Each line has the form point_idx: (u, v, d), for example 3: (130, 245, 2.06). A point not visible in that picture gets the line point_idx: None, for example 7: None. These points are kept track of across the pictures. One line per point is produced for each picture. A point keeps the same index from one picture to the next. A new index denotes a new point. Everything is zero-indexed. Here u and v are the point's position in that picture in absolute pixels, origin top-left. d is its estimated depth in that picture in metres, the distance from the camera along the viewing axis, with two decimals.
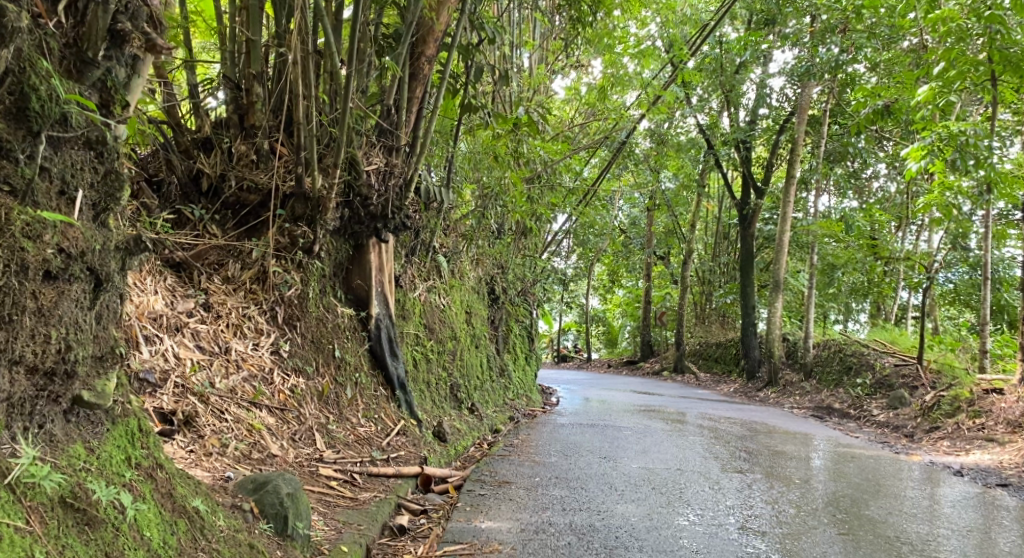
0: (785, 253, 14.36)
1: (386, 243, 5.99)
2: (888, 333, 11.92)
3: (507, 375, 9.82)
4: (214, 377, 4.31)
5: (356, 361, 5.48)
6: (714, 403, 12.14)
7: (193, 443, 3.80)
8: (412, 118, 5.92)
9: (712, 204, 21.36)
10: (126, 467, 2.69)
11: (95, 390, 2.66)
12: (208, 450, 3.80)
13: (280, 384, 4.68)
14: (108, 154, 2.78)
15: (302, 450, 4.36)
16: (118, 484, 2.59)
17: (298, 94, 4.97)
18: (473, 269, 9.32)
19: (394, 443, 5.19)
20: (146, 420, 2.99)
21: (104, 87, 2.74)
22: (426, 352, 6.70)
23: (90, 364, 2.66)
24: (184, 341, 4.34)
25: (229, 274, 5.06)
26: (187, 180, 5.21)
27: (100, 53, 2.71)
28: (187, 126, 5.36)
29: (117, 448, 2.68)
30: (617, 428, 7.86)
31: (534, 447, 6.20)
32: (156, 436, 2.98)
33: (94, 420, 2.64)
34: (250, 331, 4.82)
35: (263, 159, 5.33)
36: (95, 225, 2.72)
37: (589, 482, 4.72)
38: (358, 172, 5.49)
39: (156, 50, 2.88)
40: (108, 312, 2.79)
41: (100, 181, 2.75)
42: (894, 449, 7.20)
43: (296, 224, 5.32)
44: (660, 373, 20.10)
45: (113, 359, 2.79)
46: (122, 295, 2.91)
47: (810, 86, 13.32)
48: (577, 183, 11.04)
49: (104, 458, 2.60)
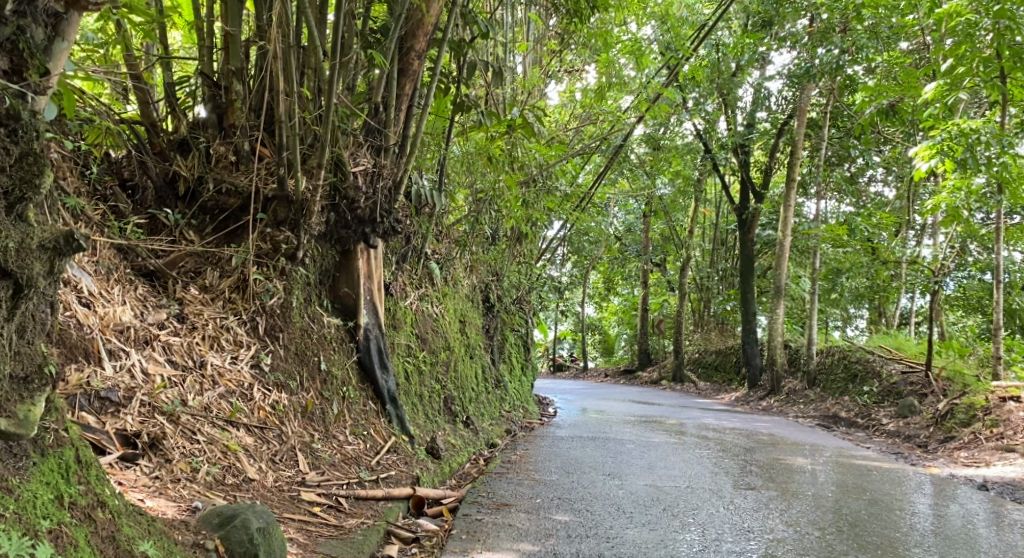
0: (786, 259, 14.09)
1: (375, 248, 5.65)
2: (893, 339, 11.61)
3: (503, 386, 9.48)
4: (186, 394, 3.98)
5: (344, 374, 5.15)
6: (715, 413, 11.81)
7: (159, 468, 3.48)
8: (401, 116, 5.60)
9: (709, 209, 21.08)
10: (54, 509, 2.44)
11: (16, 418, 2.43)
12: (175, 476, 3.49)
13: (260, 399, 4.35)
14: (22, 131, 2.55)
15: (282, 473, 4.03)
16: (37, 534, 2.33)
17: (278, 91, 4.70)
18: (467, 276, 9.00)
19: (385, 462, 4.86)
20: (88, 449, 2.77)
21: (13, 48, 2.50)
22: (419, 364, 6.37)
23: (9, 386, 2.48)
24: (154, 356, 4.00)
25: (207, 282, 4.72)
26: (163, 184, 4.91)
27: (8, 9, 2.49)
28: (164, 127, 5.09)
29: (44, 484, 2.46)
30: (618, 441, 7.53)
31: (533, 463, 5.86)
32: (100, 468, 2.76)
33: (17, 453, 2.44)
34: (228, 344, 4.48)
35: (243, 161, 5.02)
36: (10, 219, 2.53)
37: (595, 504, 4.40)
38: (344, 173, 5.17)
39: (78, 3, 2.62)
40: (33, 324, 2.62)
41: (15, 164, 2.54)
42: (910, 461, 6.88)
43: (279, 229, 4.99)
44: (658, 382, 19.76)
45: (40, 380, 2.59)
46: (54, 306, 2.73)
47: (809, 88, 13.01)
48: (572, 188, 10.71)
49: (26, 499, 2.38)
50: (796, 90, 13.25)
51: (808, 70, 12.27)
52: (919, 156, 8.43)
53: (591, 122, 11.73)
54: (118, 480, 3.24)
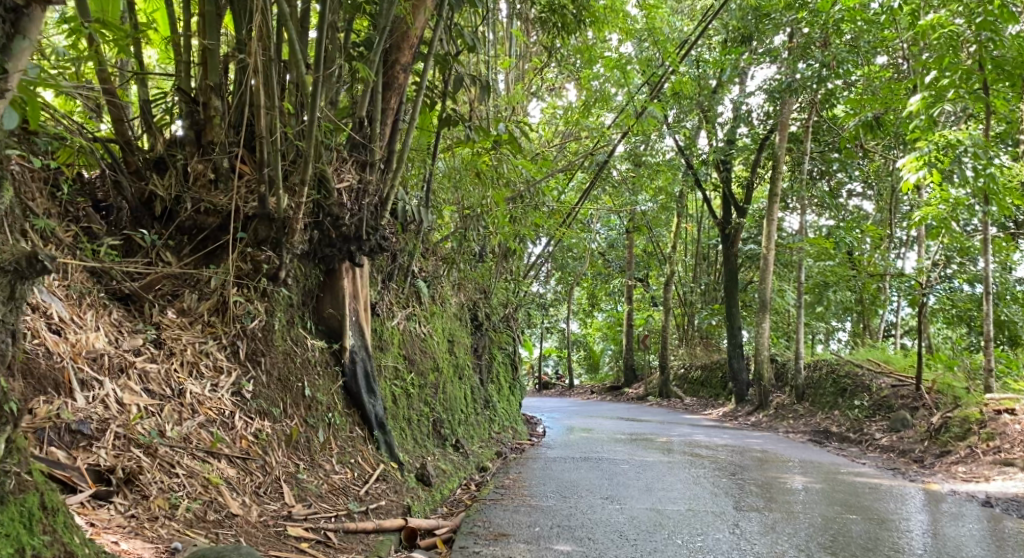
0: (771, 274, 14.04)
1: (361, 267, 5.46)
2: (881, 352, 11.54)
3: (491, 407, 9.28)
4: (164, 424, 3.77)
5: (330, 399, 4.95)
6: (705, 430, 11.67)
7: (135, 506, 3.28)
8: (387, 131, 5.45)
9: (692, 225, 21.05)
10: None
11: None
12: (152, 514, 3.28)
13: (243, 428, 4.14)
14: None
15: (267, 507, 3.83)
16: None
17: (259, 106, 4.53)
18: (453, 294, 8.83)
19: (374, 491, 4.66)
20: (56, 493, 2.68)
21: None
22: (407, 386, 6.17)
23: None
24: (130, 385, 3.77)
25: (185, 305, 4.51)
26: (138, 204, 4.72)
27: None
28: (139, 146, 4.90)
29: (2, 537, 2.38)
30: (611, 462, 7.37)
31: (527, 487, 5.68)
32: (69, 515, 2.68)
33: None
34: (208, 370, 4.27)
35: (222, 179, 4.85)
36: None
37: (595, 531, 4.23)
38: (328, 190, 5.00)
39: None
40: None
41: None
42: (907, 477, 6.76)
43: (260, 249, 4.80)
44: (645, 399, 19.61)
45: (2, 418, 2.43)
46: (17, 334, 2.55)
47: (790, 102, 13.00)
48: (557, 205, 10.57)
49: None
50: (777, 105, 13.25)
51: (790, 84, 12.22)
52: (906, 167, 8.18)
53: (574, 138, 11.59)
54: (91, 521, 3.04)
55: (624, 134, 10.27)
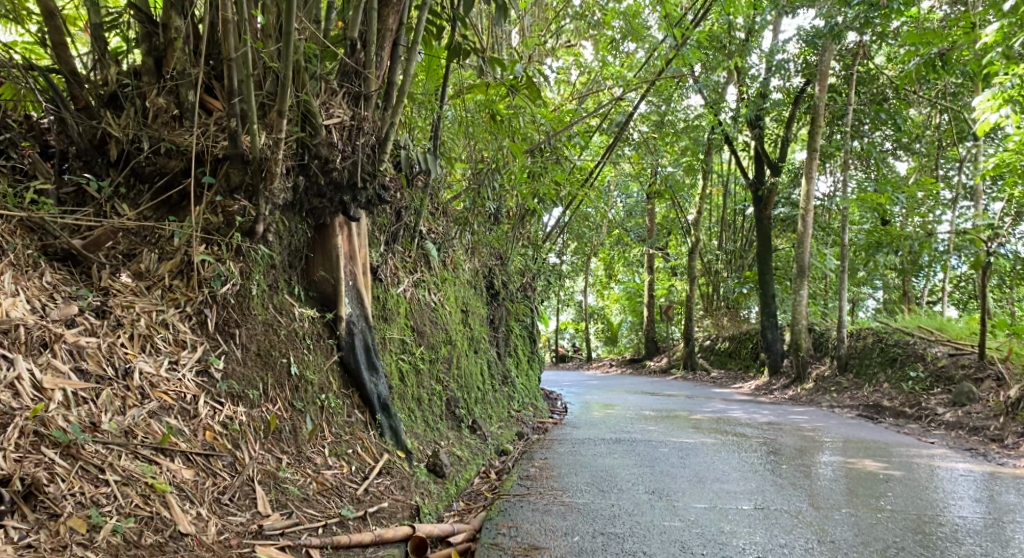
0: (809, 238, 13.02)
1: (358, 222, 4.59)
2: (932, 319, 10.61)
3: (511, 382, 8.46)
4: (100, 414, 3.01)
5: (322, 378, 4.12)
6: (741, 405, 10.80)
7: (38, 531, 2.57)
8: (386, 58, 4.55)
9: (719, 188, 20.00)
10: None
11: None
12: (62, 543, 2.58)
13: (208, 417, 3.36)
14: None
15: (231, 520, 3.08)
16: None
17: (224, 17, 3.64)
18: (467, 259, 7.95)
19: (375, 489, 3.87)
20: None
21: None
22: (416, 361, 5.36)
23: None
24: (55, 365, 3.01)
25: (141, 266, 3.68)
26: (88, 145, 3.89)
27: None
28: (91, 80, 4.06)
29: None
30: (648, 444, 6.55)
31: (557, 478, 4.87)
32: None
33: None
34: (166, 345, 3.47)
35: (187, 115, 3.98)
36: None
37: (651, 543, 3.59)
38: (315, 127, 4.11)
39: None
40: None
41: None
42: (992, 461, 5.91)
43: (232, 198, 3.93)
44: (669, 372, 18.73)
45: None
46: None
47: (831, 49, 11.67)
48: (577, 165, 9.58)
49: None
50: (817, 52, 11.95)
51: (831, 28, 11.00)
52: (986, 105, 6.81)
53: (595, 91, 10.58)
54: None
55: (651, 82, 9.20)
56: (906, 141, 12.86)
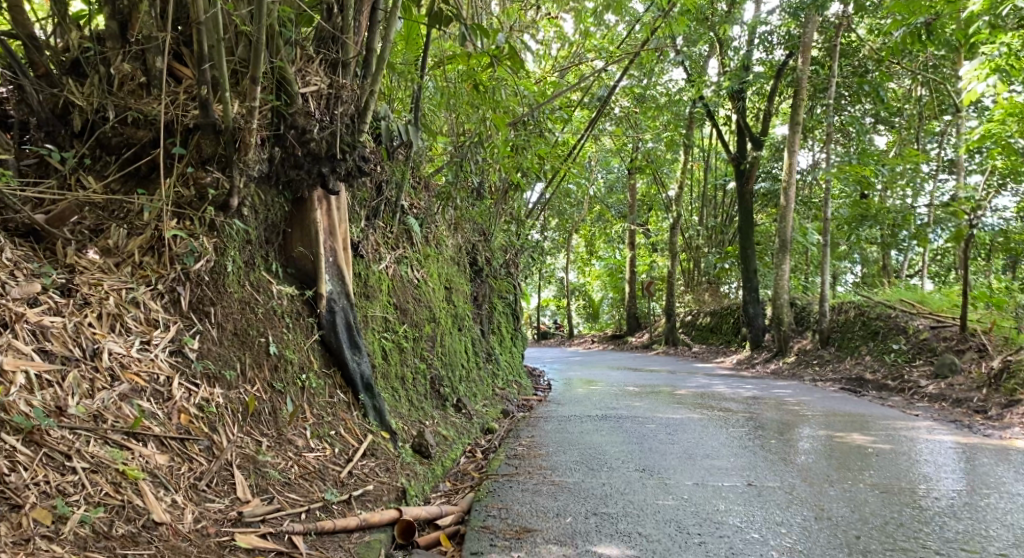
0: (791, 212, 12.97)
1: (337, 195, 4.42)
2: (914, 292, 10.62)
3: (495, 360, 8.35)
4: (66, 397, 2.85)
5: (303, 358, 3.98)
6: (724, 380, 10.79)
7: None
8: (363, 24, 4.37)
9: (699, 163, 19.90)
10: None
11: None
12: (25, 535, 2.43)
13: (183, 399, 3.21)
14: None
15: (209, 507, 2.95)
16: None
17: None
18: (449, 234, 7.77)
19: (360, 471, 3.75)
20: None
21: None
22: (399, 339, 5.22)
23: None
24: (16, 346, 2.84)
25: (109, 241, 3.50)
26: (50, 115, 3.69)
27: None
28: (52, 46, 3.85)
29: None
30: (635, 420, 6.47)
31: (546, 456, 4.77)
32: None
33: None
34: (137, 324, 3.29)
35: (155, 83, 3.79)
36: None
37: (645, 523, 3.50)
38: (290, 95, 3.95)
39: None
40: None
41: None
42: (979, 432, 5.90)
43: (204, 169, 3.75)
44: (651, 347, 18.74)
45: None
46: None
47: (815, 21, 11.53)
48: (560, 139, 9.41)
49: None
50: (800, 24, 11.81)
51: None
52: (972, 74, 6.76)
53: (577, 63, 10.39)
54: None
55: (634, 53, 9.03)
56: (887, 114, 12.82)
